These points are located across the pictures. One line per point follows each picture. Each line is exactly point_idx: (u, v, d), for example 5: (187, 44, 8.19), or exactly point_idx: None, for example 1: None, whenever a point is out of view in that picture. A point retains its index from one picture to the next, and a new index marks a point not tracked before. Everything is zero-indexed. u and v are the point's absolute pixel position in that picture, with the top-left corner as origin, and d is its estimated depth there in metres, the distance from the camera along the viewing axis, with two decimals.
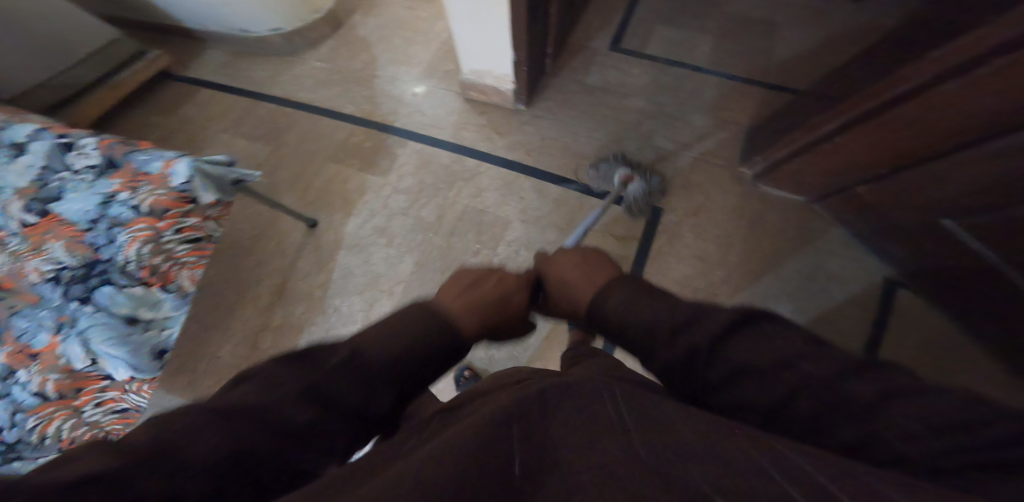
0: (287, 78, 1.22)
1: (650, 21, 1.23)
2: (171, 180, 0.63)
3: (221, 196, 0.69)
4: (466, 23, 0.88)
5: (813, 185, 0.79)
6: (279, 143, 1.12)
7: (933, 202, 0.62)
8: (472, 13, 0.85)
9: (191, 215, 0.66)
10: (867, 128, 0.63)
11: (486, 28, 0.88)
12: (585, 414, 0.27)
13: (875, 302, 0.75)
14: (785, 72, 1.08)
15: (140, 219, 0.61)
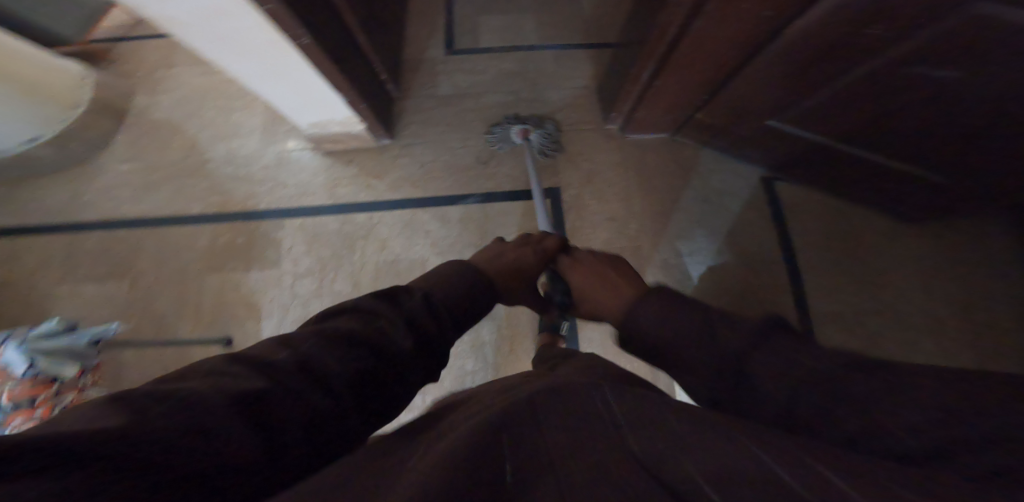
0: (94, 196, 1.01)
1: (471, 16, 1.25)
2: (14, 372, 0.65)
3: (85, 364, 0.71)
4: (275, 83, 0.80)
5: (665, 122, 0.89)
6: (126, 274, 0.93)
7: (749, 101, 0.73)
8: (274, 74, 0.77)
9: (61, 392, 0.69)
10: (672, 67, 0.71)
11: (300, 82, 0.81)
12: (577, 408, 0.27)
13: (765, 202, 0.83)
14: (607, 28, 1.18)
15: (11, 416, 0.64)
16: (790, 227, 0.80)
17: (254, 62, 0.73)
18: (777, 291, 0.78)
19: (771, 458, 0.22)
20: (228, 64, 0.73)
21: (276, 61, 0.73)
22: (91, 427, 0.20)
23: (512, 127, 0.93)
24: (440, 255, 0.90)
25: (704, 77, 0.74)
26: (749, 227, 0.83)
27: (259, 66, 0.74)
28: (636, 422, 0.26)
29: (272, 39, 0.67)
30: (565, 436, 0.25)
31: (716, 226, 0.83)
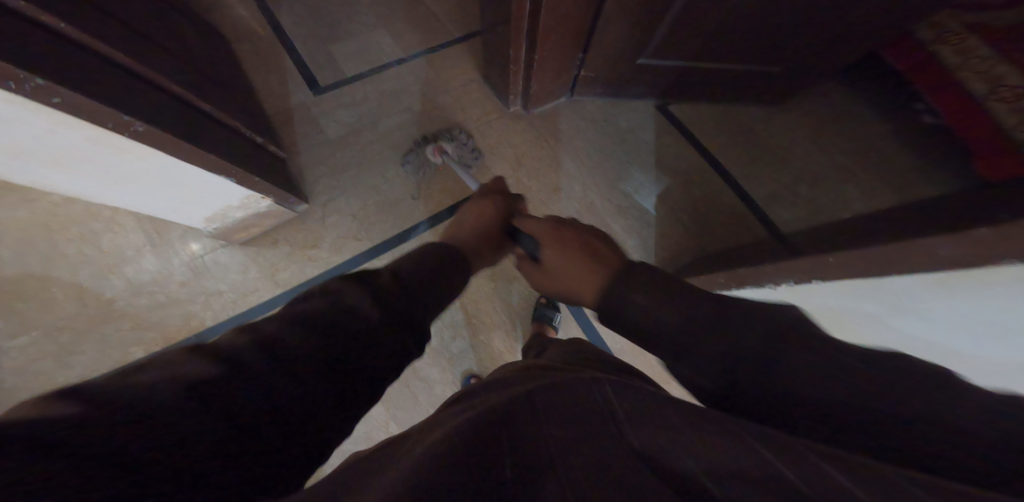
0: None
1: (320, 48, 1.20)
2: None
3: None
4: (133, 182, 0.68)
5: (560, 86, 0.94)
6: None
7: (617, 46, 0.80)
8: (124, 174, 0.66)
9: None
10: (543, 44, 0.76)
11: (165, 174, 0.68)
12: (579, 413, 0.27)
13: (668, 124, 0.95)
14: (461, 22, 1.22)
15: None
16: (695, 134, 0.93)
17: (90, 162, 0.61)
18: (715, 190, 0.88)
19: (786, 463, 0.20)
20: (57, 171, 0.61)
21: (116, 157, 0.61)
22: (106, 399, 0.24)
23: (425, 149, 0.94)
24: None
25: (573, 44, 0.80)
26: (669, 149, 0.93)
27: (100, 165, 0.62)
28: (635, 417, 0.27)
29: (90, 133, 0.55)
30: (575, 430, 0.25)
31: (645, 158, 0.91)
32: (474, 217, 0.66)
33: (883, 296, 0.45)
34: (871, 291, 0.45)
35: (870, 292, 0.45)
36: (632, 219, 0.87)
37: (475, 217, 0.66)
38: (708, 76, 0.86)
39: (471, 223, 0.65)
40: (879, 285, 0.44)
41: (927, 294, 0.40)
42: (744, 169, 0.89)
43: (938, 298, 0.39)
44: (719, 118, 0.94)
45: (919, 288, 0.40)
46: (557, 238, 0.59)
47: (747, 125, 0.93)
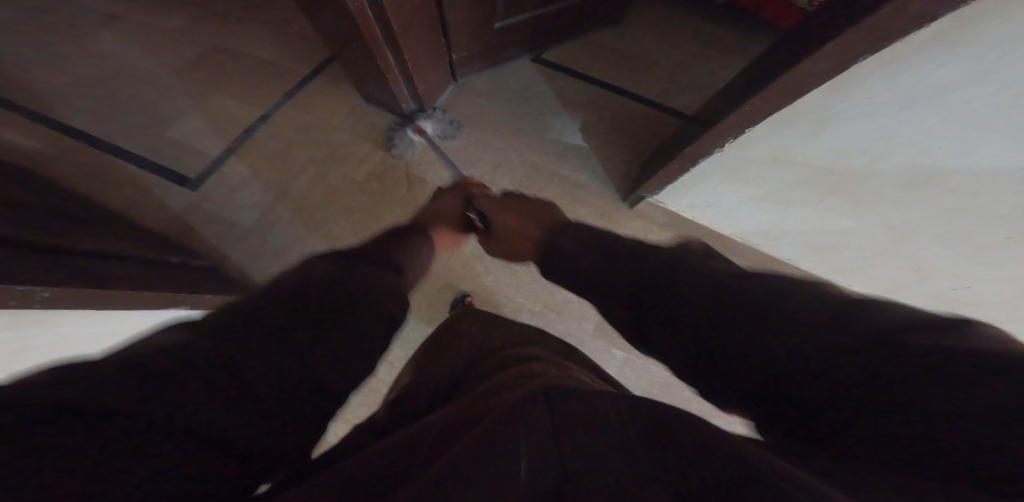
0: None
1: (169, 142, 1.08)
2: None
3: None
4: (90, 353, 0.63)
5: (442, 77, 0.98)
6: None
7: (470, 18, 0.87)
8: (81, 348, 0.61)
9: None
10: (404, 38, 0.79)
11: (120, 327, 0.64)
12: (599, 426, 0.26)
13: (549, 68, 1.05)
14: (308, 60, 1.18)
15: None
16: (575, 69, 1.04)
17: (45, 356, 0.56)
18: (619, 103, 0.99)
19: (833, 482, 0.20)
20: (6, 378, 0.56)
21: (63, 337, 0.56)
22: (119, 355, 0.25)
23: (406, 131, 0.97)
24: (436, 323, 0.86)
25: (428, 29, 0.84)
26: (565, 87, 1.02)
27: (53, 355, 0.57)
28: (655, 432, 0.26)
29: (29, 328, 0.49)
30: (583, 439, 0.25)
31: (551, 105, 1.00)
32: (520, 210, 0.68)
33: (803, 119, 0.53)
34: (797, 115, 0.53)
35: (795, 116, 0.53)
36: (573, 156, 0.95)
37: (520, 210, 0.68)
38: (553, 17, 0.99)
39: (519, 205, 0.70)
40: (798, 107, 0.52)
41: (836, 98, 0.48)
42: (629, 78, 1.02)
43: (840, 101, 0.49)
44: (584, 50, 1.07)
45: (826, 97, 0.49)
46: (506, 206, 0.71)
47: (608, 45, 1.07)
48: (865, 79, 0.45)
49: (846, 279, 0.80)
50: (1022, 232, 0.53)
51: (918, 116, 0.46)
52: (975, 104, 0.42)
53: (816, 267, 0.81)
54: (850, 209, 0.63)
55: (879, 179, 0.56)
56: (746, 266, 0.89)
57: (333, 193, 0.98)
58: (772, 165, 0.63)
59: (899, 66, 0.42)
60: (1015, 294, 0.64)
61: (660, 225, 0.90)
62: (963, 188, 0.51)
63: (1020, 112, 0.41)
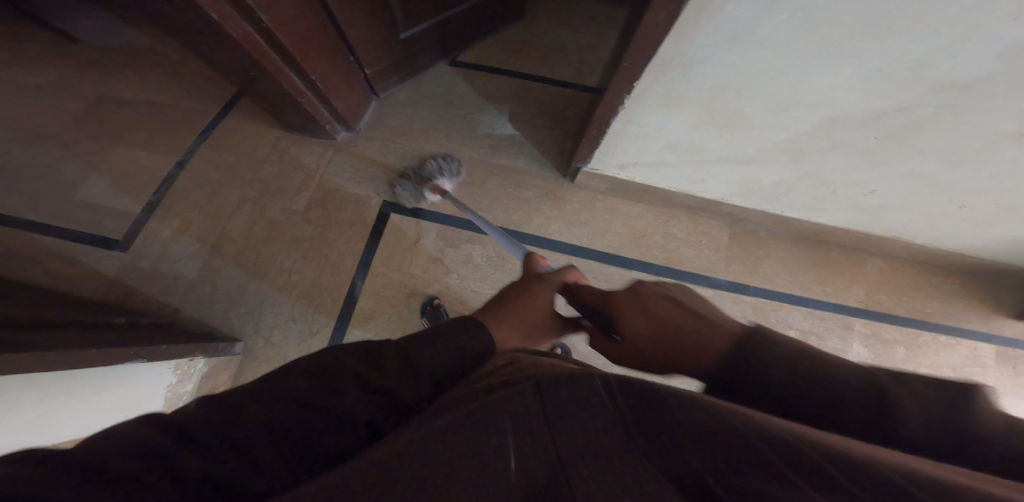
0: None
1: (83, 207, 1.01)
2: None
3: None
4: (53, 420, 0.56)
5: (361, 93, 1.00)
6: None
7: (373, 33, 0.89)
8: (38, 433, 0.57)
9: None
10: (306, 59, 0.80)
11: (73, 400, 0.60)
12: (592, 416, 0.30)
13: (466, 68, 1.09)
14: (215, 97, 1.14)
15: None
16: (490, 65, 1.09)
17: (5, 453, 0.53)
18: (539, 91, 1.06)
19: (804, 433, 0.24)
20: None
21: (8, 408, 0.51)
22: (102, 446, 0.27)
23: (421, 192, 0.93)
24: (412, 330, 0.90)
25: (332, 48, 0.85)
26: (486, 84, 1.07)
27: (4, 432, 0.50)
28: (636, 407, 0.30)
29: None
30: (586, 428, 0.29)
31: (477, 103, 1.05)
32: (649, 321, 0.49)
33: (670, 67, 0.61)
34: (664, 67, 0.61)
35: (664, 68, 0.61)
36: (509, 147, 1.00)
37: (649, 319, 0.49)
38: (458, 20, 1.03)
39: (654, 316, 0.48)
40: (662, 60, 0.60)
41: (687, 46, 0.57)
42: (543, 66, 1.09)
43: (691, 49, 0.57)
44: (495, 46, 1.12)
45: (678, 46, 0.57)
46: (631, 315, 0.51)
47: (516, 38, 1.13)
48: (700, 26, 0.53)
49: (779, 207, 0.93)
50: (875, 126, 0.63)
51: (752, 45, 0.54)
52: (791, 29, 0.51)
53: (747, 201, 0.93)
54: (743, 138, 0.73)
55: (753, 107, 0.65)
56: (690, 216, 1.01)
57: (276, 225, 0.97)
58: (665, 113, 0.71)
59: (723, 12, 0.50)
60: (891, 181, 0.75)
61: (603, 193, 0.99)
62: (812, 98, 0.61)
63: (824, 28, 0.49)
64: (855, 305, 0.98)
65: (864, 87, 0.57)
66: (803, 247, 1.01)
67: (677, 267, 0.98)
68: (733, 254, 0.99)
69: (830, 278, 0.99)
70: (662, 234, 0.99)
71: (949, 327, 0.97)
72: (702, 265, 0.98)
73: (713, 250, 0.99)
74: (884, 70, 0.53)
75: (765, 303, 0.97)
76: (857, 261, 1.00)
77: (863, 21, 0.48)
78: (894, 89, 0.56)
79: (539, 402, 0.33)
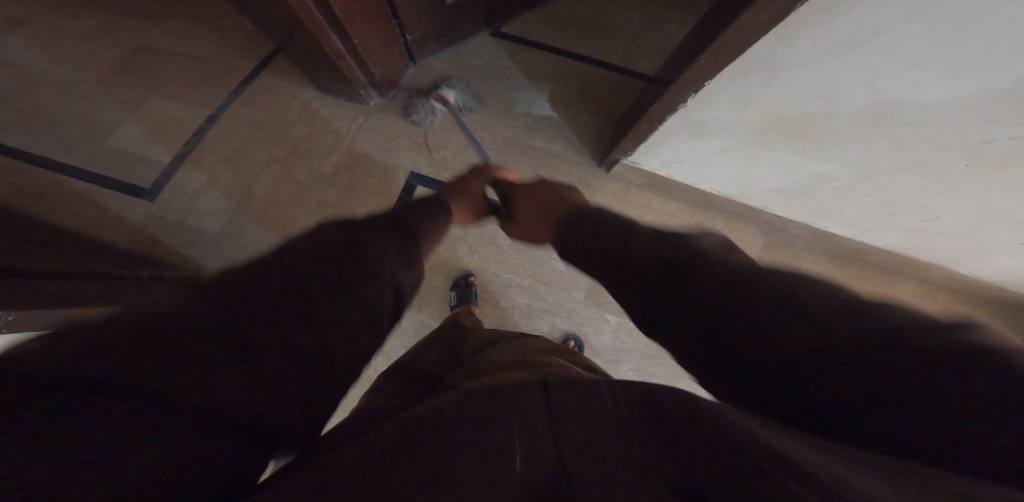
0: None
1: (114, 153, 1.01)
2: None
3: None
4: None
5: (399, 59, 0.96)
6: None
7: None
8: None
9: None
10: (350, 21, 0.77)
11: None
12: (586, 411, 0.29)
13: (508, 42, 1.04)
14: (251, 53, 1.12)
15: None
16: (533, 41, 1.04)
17: None
18: (582, 73, 1.00)
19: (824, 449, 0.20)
20: None
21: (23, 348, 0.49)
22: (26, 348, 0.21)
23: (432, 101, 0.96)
24: (429, 308, 0.88)
25: (376, 11, 0.81)
26: (527, 61, 1.02)
27: None
28: (643, 410, 0.27)
29: None
30: (582, 426, 0.28)
31: (516, 80, 1.00)
32: (537, 193, 0.67)
33: (756, 69, 0.56)
34: (746, 66, 0.56)
35: (748, 68, 0.57)
36: (544, 129, 0.96)
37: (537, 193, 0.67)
38: None
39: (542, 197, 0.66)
40: (748, 60, 0.55)
41: (782, 48, 0.52)
42: (588, 47, 1.03)
43: (784, 48, 0.52)
44: (541, 22, 1.07)
45: (773, 47, 0.52)
46: (528, 200, 0.68)
47: (564, 15, 1.07)
48: (807, 26, 0.48)
49: (824, 222, 0.87)
50: (978, 155, 0.58)
51: (862, 54, 0.49)
52: (913, 39, 0.46)
53: (793, 215, 0.89)
54: (811, 151, 0.68)
55: (839, 121, 0.60)
56: (728, 218, 0.95)
57: (301, 190, 0.96)
58: (734, 119, 0.67)
59: (839, 11, 0.45)
60: (973, 215, 0.69)
61: (638, 186, 0.95)
62: (906, 116, 0.55)
63: (954, 40, 0.44)
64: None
65: (980, 111, 0.51)
66: (847, 263, 0.95)
67: None
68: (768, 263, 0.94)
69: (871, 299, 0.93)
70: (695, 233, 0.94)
71: None
72: None
73: None
74: (1010, 94, 0.48)
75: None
76: (905, 285, 0.94)
77: (1003, 38, 0.42)
78: (1007, 115, 0.50)
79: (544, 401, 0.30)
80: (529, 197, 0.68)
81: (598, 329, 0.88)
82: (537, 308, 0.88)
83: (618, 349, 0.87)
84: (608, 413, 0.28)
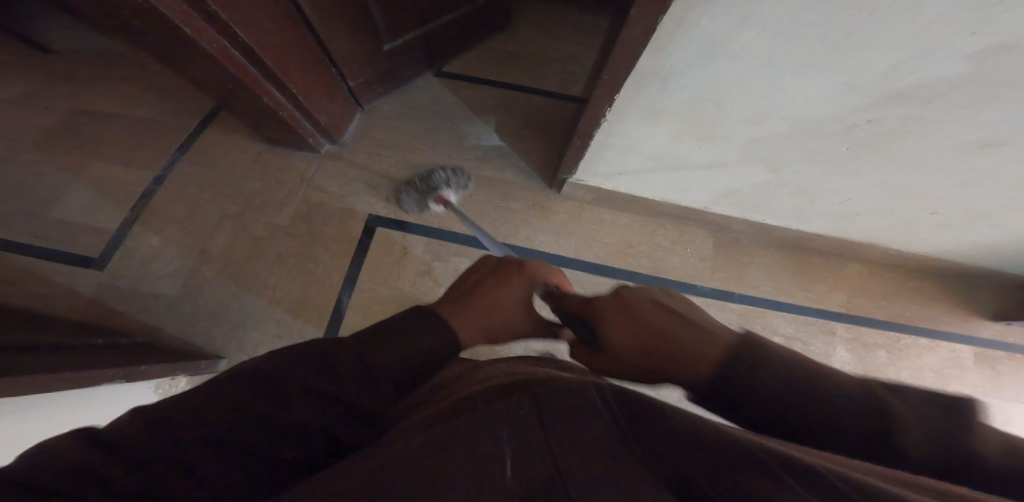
0: None
1: (60, 225, 0.99)
2: None
3: None
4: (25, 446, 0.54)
5: (346, 105, 0.99)
6: None
7: (355, 46, 0.89)
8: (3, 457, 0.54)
9: None
10: (287, 73, 0.79)
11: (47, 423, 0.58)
12: (583, 418, 0.29)
13: (451, 79, 1.09)
14: (196, 110, 1.12)
15: None
16: (476, 76, 1.09)
17: None
18: (525, 101, 1.06)
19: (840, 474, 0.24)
20: None
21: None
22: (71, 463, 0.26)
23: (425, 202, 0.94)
24: None
25: (314, 62, 0.84)
26: (472, 95, 1.06)
27: None
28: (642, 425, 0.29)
29: None
30: (580, 430, 0.28)
31: (463, 114, 1.04)
32: (632, 331, 0.49)
33: (650, 80, 0.61)
34: (644, 80, 0.61)
35: (643, 81, 0.61)
36: (495, 158, 1.00)
37: (632, 331, 0.48)
38: (442, 32, 1.02)
39: (651, 327, 0.47)
40: (640, 73, 0.60)
41: (663, 60, 0.57)
42: (528, 76, 1.09)
43: (667, 61, 0.56)
44: (481, 57, 1.12)
45: (656, 60, 0.57)
46: (622, 325, 0.49)
47: (502, 48, 1.13)
48: (677, 40, 0.53)
49: (760, 215, 0.93)
50: (853, 138, 0.64)
51: (730, 60, 0.54)
52: (764, 43, 0.51)
53: (731, 210, 0.94)
54: (722, 148, 0.73)
55: (733, 120, 0.66)
56: (676, 224, 1.01)
57: (260, 241, 0.96)
58: (646, 127, 0.72)
59: (698, 26, 0.50)
60: (870, 190, 0.76)
61: (591, 204, 0.99)
62: (790, 110, 0.61)
63: (796, 42, 0.50)
64: (835, 309, 0.98)
65: (839, 100, 0.57)
66: (791, 253, 1.01)
67: (665, 276, 0.98)
68: (720, 261, 0.99)
69: (816, 283, 1.00)
70: (649, 242, 0.99)
71: (938, 332, 0.98)
72: (690, 273, 0.98)
73: (700, 258, 0.99)
74: (856, 84, 0.54)
75: (751, 309, 0.97)
76: (846, 266, 1.01)
77: (835, 38, 0.48)
78: (866, 101, 0.56)
79: (532, 402, 0.30)
80: (621, 325, 0.49)
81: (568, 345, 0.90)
82: None
83: None
84: (593, 415, 0.29)
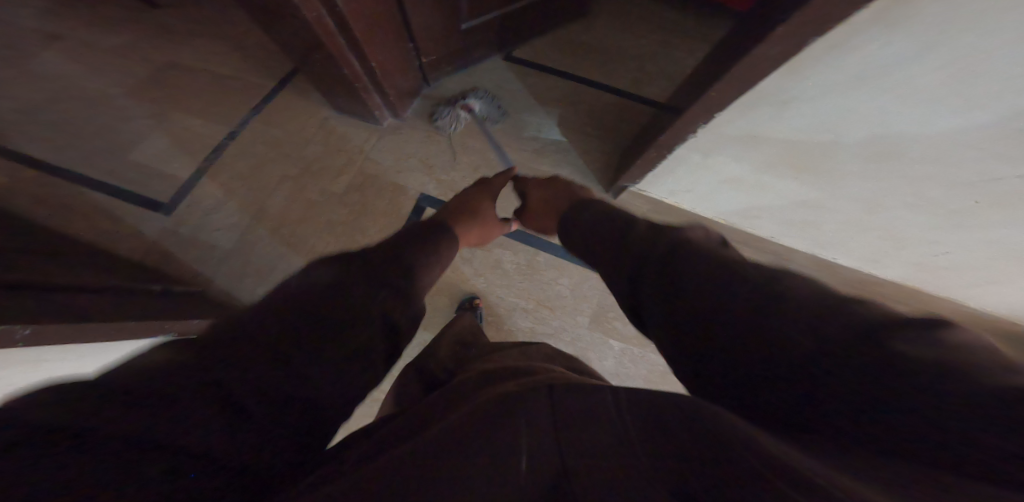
0: None
1: (136, 166, 1.04)
2: None
3: None
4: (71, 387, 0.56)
5: (414, 81, 0.98)
6: None
7: (434, 22, 0.87)
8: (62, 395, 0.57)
9: None
10: (369, 46, 0.78)
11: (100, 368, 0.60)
12: (588, 415, 0.27)
13: (520, 66, 1.05)
14: (270, 71, 1.15)
15: None
16: (545, 65, 1.05)
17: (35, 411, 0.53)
18: (593, 98, 1.01)
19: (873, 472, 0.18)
20: None
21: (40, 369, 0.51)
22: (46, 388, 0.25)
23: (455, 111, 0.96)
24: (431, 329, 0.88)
25: (394, 36, 0.83)
26: (539, 85, 1.02)
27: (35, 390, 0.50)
28: (642, 420, 0.25)
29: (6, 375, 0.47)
30: (581, 423, 0.26)
31: (528, 104, 1.00)
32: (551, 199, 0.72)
33: (766, 103, 0.56)
34: (759, 101, 0.56)
35: (758, 102, 0.56)
36: (552, 153, 0.96)
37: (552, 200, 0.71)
38: (519, 16, 0.99)
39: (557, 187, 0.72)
40: (758, 93, 0.54)
41: (791, 84, 0.51)
42: (600, 72, 1.04)
43: (797, 84, 0.51)
44: (554, 46, 1.08)
45: (783, 82, 0.51)
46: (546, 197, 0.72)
47: (577, 40, 1.08)
48: (818, 65, 0.47)
49: (833, 252, 0.84)
50: (989, 194, 0.56)
51: (873, 92, 0.48)
52: (926, 79, 0.44)
53: (798, 242, 0.86)
54: (819, 184, 0.67)
55: (850, 156, 0.59)
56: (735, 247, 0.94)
57: (312, 208, 0.97)
58: (740, 149, 0.66)
59: (850, 49, 0.44)
60: (986, 252, 0.67)
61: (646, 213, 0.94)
62: (925, 154, 0.53)
63: (968, 83, 0.43)
64: None
65: (994, 151, 0.49)
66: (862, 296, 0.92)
67: None
68: None
69: None
70: None
71: None
72: None
73: None
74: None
75: None
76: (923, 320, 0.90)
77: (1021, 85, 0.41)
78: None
79: (551, 405, 0.28)
80: (547, 203, 0.72)
81: (600, 357, 0.86)
82: (540, 333, 0.87)
83: (622, 377, 0.85)
84: (615, 415, 0.27)
